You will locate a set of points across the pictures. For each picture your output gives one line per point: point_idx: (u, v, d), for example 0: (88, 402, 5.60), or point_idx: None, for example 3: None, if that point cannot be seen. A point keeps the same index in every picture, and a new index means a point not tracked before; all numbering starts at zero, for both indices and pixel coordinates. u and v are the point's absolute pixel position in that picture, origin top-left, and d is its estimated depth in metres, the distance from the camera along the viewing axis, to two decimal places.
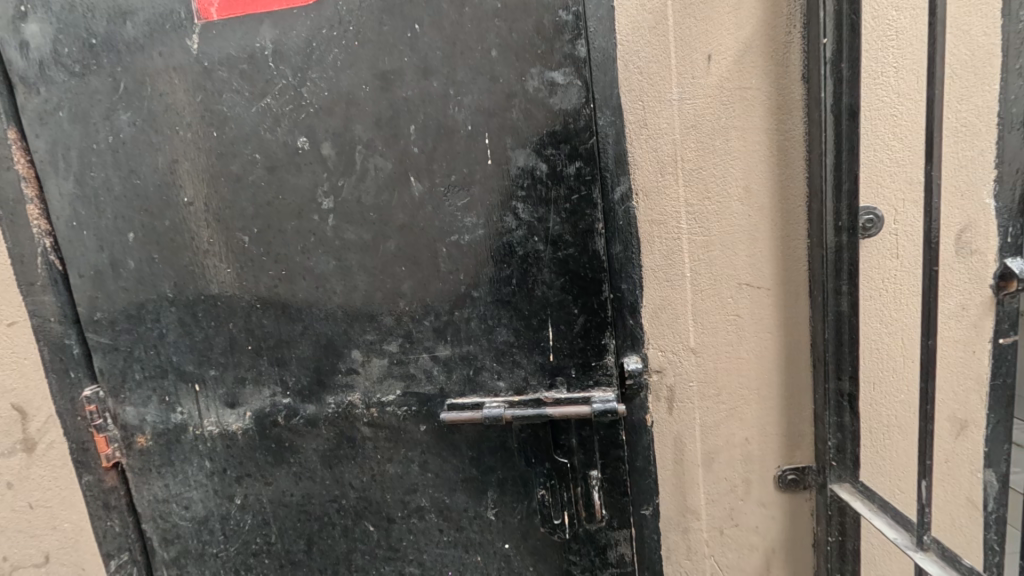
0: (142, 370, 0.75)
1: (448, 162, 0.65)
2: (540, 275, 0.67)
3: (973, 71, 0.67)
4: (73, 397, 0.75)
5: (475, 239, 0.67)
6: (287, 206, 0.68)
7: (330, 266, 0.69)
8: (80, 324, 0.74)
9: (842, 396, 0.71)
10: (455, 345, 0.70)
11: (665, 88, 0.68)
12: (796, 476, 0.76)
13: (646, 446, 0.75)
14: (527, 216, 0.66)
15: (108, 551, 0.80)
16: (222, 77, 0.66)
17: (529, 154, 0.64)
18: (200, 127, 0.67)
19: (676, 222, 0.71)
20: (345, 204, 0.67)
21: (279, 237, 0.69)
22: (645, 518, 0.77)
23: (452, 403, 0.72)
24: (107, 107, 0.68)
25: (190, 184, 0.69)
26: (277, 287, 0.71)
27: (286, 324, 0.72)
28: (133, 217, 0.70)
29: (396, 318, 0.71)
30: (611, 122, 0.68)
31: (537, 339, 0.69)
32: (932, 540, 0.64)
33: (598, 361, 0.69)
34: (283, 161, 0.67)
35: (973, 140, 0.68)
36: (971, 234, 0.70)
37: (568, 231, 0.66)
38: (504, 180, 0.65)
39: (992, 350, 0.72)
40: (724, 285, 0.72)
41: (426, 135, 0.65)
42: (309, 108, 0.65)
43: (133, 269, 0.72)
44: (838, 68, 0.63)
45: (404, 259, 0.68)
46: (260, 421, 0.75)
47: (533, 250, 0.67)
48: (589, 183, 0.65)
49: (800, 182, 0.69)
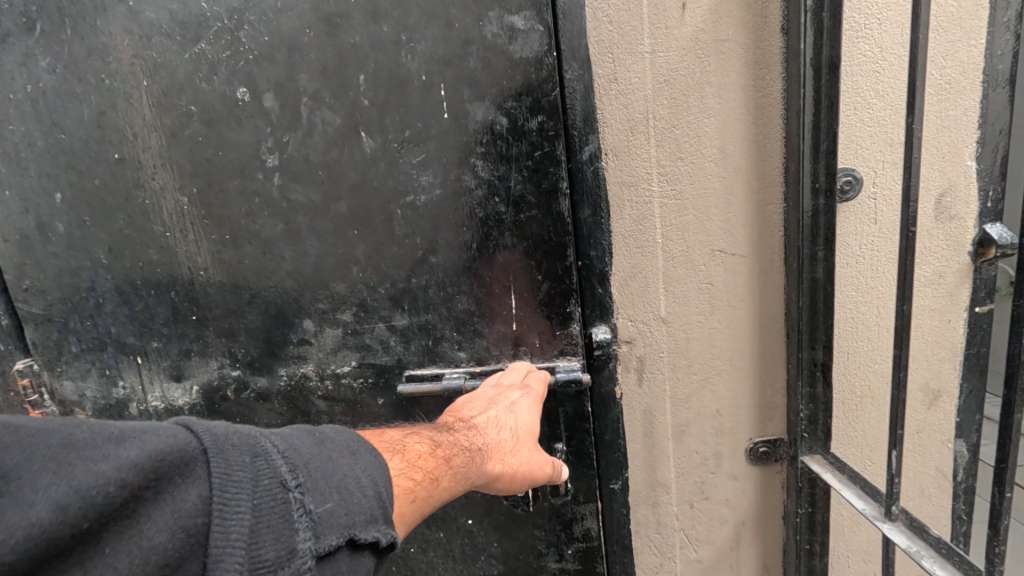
0: (79, 343, 0.71)
1: (401, 115, 0.61)
2: (502, 239, 0.64)
3: (959, 25, 0.63)
4: (5, 371, 0.72)
5: (432, 199, 0.63)
6: (228, 164, 0.63)
7: (278, 229, 0.65)
8: (10, 293, 0.70)
9: (814, 365, 0.69)
10: (413, 314, 0.67)
11: (636, 40, 0.63)
12: (768, 448, 0.75)
13: (615, 419, 0.71)
14: (487, 174, 0.62)
15: None
16: (151, 19, 0.60)
17: (489, 107, 0.60)
18: (127, 75, 0.61)
19: (647, 184, 0.67)
20: (291, 161, 0.62)
21: (220, 198, 0.64)
22: (614, 492, 0.74)
23: (410, 373, 0.69)
24: (24, 53, 0.62)
25: (119, 139, 0.63)
26: (221, 252, 0.66)
27: (232, 293, 0.67)
28: (60, 175, 0.65)
29: (349, 286, 0.67)
30: (578, 75, 0.61)
31: (498, 309, 0.67)
32: (900, 510, 0.61)
33: (561, 330, 0.67)
34: (222, 114, 0.61)
35: (956, 99, 0.65)
36: (951, 199, 0.68)
37: (530, 194, 0.63)
38: (463, 136, 0.61)
39: (968, 319, 0.71)
40: (697, 252, 0.69)
41: (377, 86, 0.60)
42: (248, 55, 0.60)
43: (63, 234, 0.67)
44: (819, 17, 0.59)
45: (355, 223, 0.64)
46: (209, 394, 0.71)
47: (494, 212, 0.63)
48: (553, 139, 0.62)
49: (777, 142, 0.65)
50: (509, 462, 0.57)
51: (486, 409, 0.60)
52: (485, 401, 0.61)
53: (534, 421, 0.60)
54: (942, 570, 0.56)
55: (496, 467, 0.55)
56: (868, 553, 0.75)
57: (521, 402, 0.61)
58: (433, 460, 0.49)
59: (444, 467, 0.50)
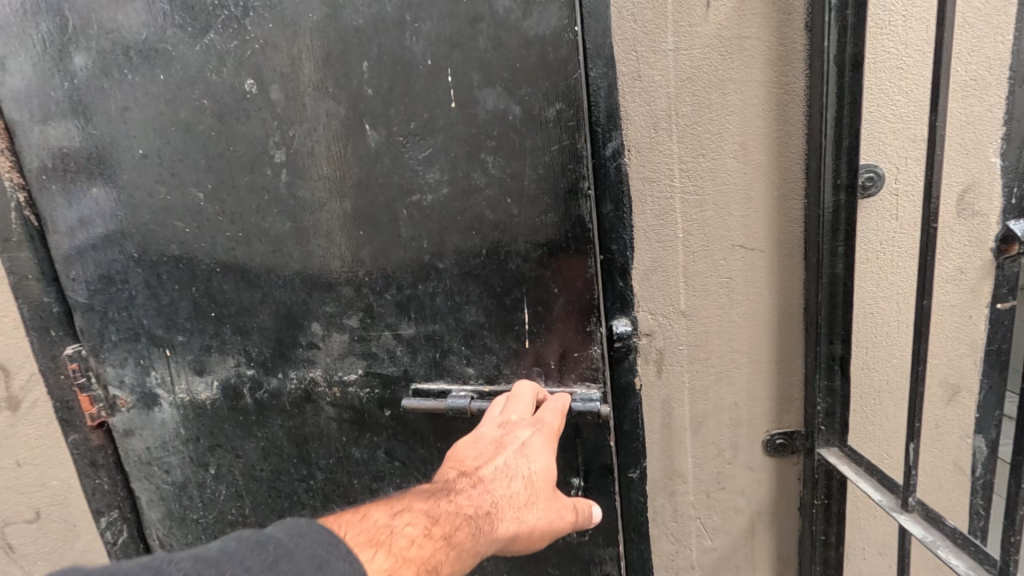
0: (116, 332, 0.75)
1: (406, 105, 0.62)
2: (515, 247, 0.65)
3: (986, 19, 0.63)
4: (55, 354, 0.75)
5: (437, 197, 0.64)
6: (239, 159, 0.66)
7: (287, 228, 0.68)
8: (59, 282, 0.74)
9: (833, 359, 0.70)
10: (420, 323, 0.69)
11: (659, 38, 0.64)
12: (785, 441, 0.76)
13: (633, 409, 0.75)
14: (499, 172, 0.63)
15: (98, 508, 0.81)
16: (164, 10, 0.63)
17: (499, 94, 0.60)
18: (146, 69, 0.65)
19: (669, 181, 0.68)
20: (297, 155, 0.66)
21: (232, 194, 0.68)
22: (632, 480, 0.78)
23: (417, 388, 0.71)
24: (60, 52, 0.66)
25: (142, 134, 0.67)
26: (235, 248, 0.70)
27: (246, 291, 0.71)
28: (94, 169, 0.69)
29: (355, 290, 0.69)
30: (603, 73, 0.65)
31: (510, 322, 0.68)
32: (916, 501, 0.62)
33: (580, 352, 0.67)
34: (231, 108, 0.65)
35: (982, 95, 0.65)
36: (974, 195, 0.68)
37: (549, 196, 0.63)
38: (479, 130, 0.62)
39: (990, 315, 0.71)
40: (717, 247, 0.70)
41: (381, 77, 0.62)
42: (255, 44, 0.63)
43: (99, 226, 0.71)
44: (844, 14, 0.60)
45: (362, 222, 0.67)
46: (227, 392, 0.76)
47: (505, 213, 0.64)
48: (573, 129, 0.61)
49: (799, 138, 0.66)
50: (527, 520, 0.57)
51: (493, 458, 0.59)
52: (492, 445, 0.60)
53: (548, 465, 0.59)
54: (959, 559, 0.57)
55: (511, 527, 0.56)
56: (884, 545, 0.76)
57: (531, 444, 0.60)
58: (432, 544, 0.51)
59: (446, 548, 0.51)
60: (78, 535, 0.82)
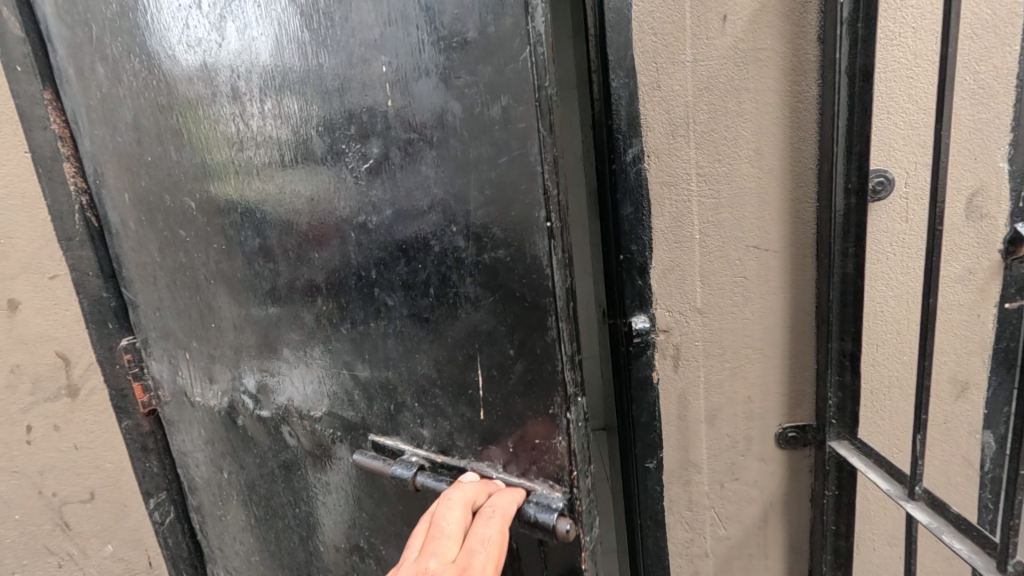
0: (155, 330, 0.84)
1: (349, 110, 0.59)
2: (465, 290, 0.57)
3: (994, 31, 0.66)
4: (111, 346, 0.83)
5: (383, 219, 0.60)
6: (217, 167, 0.71)
7: (255, 244, 0.71)
8: (117, 278, 0.83)
9: (844, 356, 0.73)
10: (373, 367, 0.66)
11: (678, 50, 0.68)
12: (797, 434, 0.79)
13: (652, 402, 0.79)
14: (443, 193, 0.56)
15: (148, 489, 0.89)
16: (154, 22, 0.68)
17: (440, 90, 0.53)
18: (147, 82, 0.72)
19: (687, 184, 0.72)
20: (260, 165, 0.67)
21: (215, 203, 0.73)
22: (649, 470, 0.82)
23: (375, 440, 0.68)
24: (93, 69, 0.74)
25: (149, 144, 0.74)
26: (220, 261, 0.75)
27: (232, 305, 0.76)
28: (122, 177, 0.78)
29: (315, 319, 0.70)
30: (624, 83, 0.69)
31: (463, 381, 0.60)
32: (923, 490, 0.65)
33: (544, 441, 0.56)
34: (210, 115, 0.69)
35: (989, 103, 0.68)
36: (983, 198, 0.71)
37: (501, 236, 0.53)
38: (433, 133, 0.54)
39: (997, 315, 0.73)
40: (732, 248, 0.74)
41: (323, 75, 0.59)
42: (221, 48, 0.65)
43: (133, 229, 0.80)
44: (855, 28, 0.63)
45: (314, 244, 0.66)
46: (230, 407, 0.82)
47: (452, 244, 0.56)
48: (523, 139, 0.50)
49: (811, 145, 0.70)
50: None
51: None
52: None
53: None
54: (962, 544, 0.60)
55: None
56: (892, 536, 0.79)
57: None
58: None
59: None
60: (128, 513, 0.88)
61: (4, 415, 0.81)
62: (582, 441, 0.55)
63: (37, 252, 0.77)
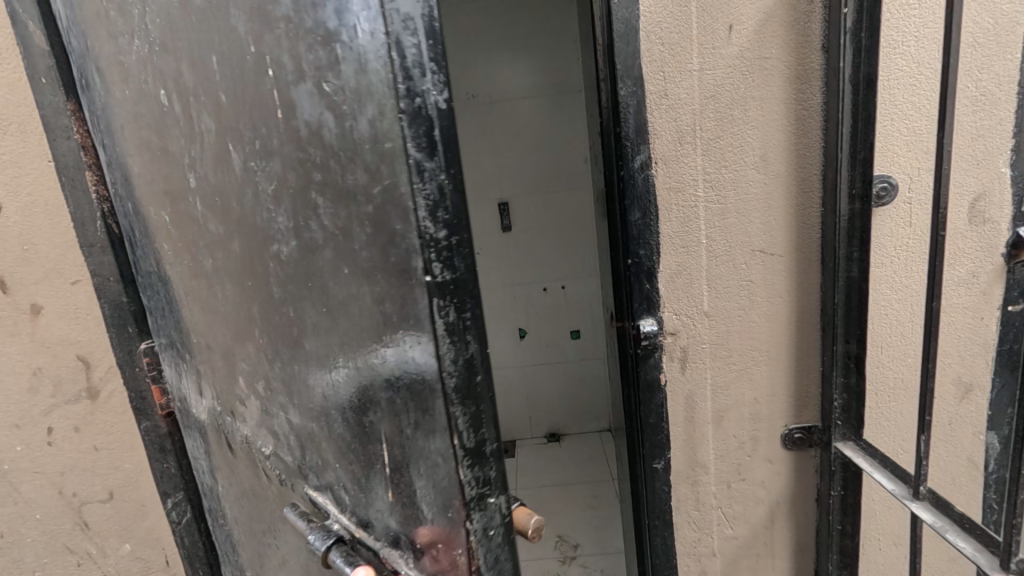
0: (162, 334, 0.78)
1: (250, 117, 0.46)
2: (370, 347, 0.46)
3: (995, 39, 0.67)
4: (131, 348, 0.80)
5: (290, 252, 0.48)
6: (171, 182, 0.59)
7: (212, 266, 0.60)
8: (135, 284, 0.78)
9: (849, 358, 0.74)
10: (300, 417, 0.56)
11: (685, 58, 0.70)
12: (802, 434, 0.81)
13: (659, 404, 0.80)
14: (333, 225, 0.43)
15: (165, 490, 0.88)
16: (105, 13, 0.58)
17: (314, 97, 0.40)
18: (114, 83, 0.62)
19: (693, 190, 0.74)
20: (203, 183, 0.55)
21: (178, 222, 0.61)
22: (657, 471, 0.83)
23: (306, 494, 0.57)
24: (84, 71, 0.67)
25: (128, 151, 0.65)
26: (191, 282, 0.64)
27: (208, 329, 0.65)
28: (120, 186, 0.70)
29: (254, 353, 0.59)
30: (632, 92, 0.70)
31: (375, 448, 0.49)
32: (927, 490, 0.66)
33: (449, 539, 0.45)
34: (158, 119, 0.57)
35: (992, 109, 0.69)
36: (986, 203, 0.72)
37: (389, 291, 0.42)
38: (302, 154, 0.42)
39: (1000, 318, 0.75)
40: (739, 252, 0.75)
41: (231, 74, 0.45)
42: (154, 40, 0.53)
43: (136, 242, 0.73)
44: (858, 37, 0.64)
45: (246, 271, 0.54)
46: (214, 420, 0.73)
47: (349, 292, 0.45)
48: (399, 160, 0.38)
49: (816, 152, 0.71)
50: None
51: None
52: None
53: None
54: (965, 542, 0.61)
55: None
56: (897, 536, 0.80)
57: None
58: None
59: None
60: (146, 513, 0.88)
61: (25, 415, 0.78)
62: (490, 547, 0.45)
63: (58, 259, 0.74)
